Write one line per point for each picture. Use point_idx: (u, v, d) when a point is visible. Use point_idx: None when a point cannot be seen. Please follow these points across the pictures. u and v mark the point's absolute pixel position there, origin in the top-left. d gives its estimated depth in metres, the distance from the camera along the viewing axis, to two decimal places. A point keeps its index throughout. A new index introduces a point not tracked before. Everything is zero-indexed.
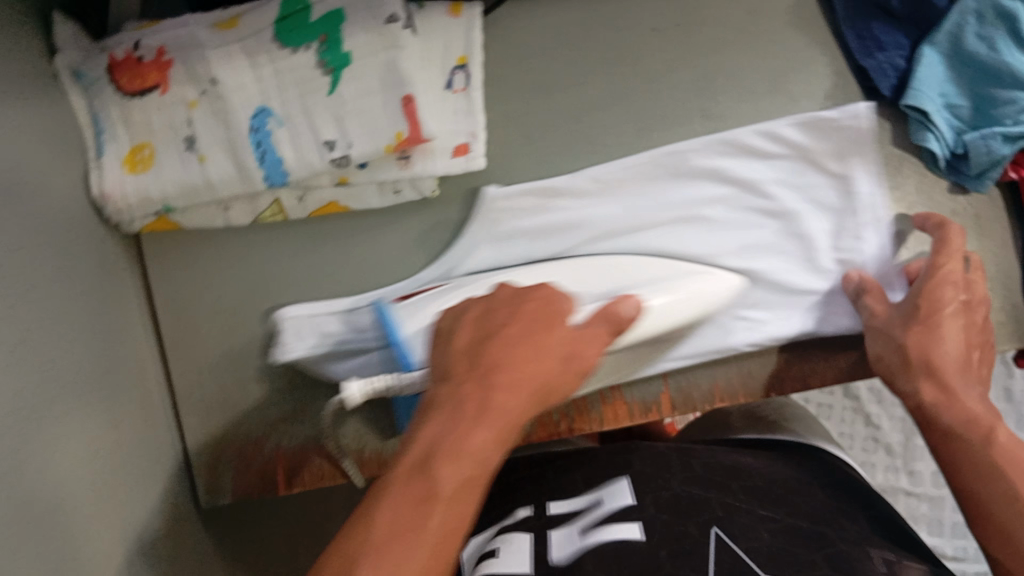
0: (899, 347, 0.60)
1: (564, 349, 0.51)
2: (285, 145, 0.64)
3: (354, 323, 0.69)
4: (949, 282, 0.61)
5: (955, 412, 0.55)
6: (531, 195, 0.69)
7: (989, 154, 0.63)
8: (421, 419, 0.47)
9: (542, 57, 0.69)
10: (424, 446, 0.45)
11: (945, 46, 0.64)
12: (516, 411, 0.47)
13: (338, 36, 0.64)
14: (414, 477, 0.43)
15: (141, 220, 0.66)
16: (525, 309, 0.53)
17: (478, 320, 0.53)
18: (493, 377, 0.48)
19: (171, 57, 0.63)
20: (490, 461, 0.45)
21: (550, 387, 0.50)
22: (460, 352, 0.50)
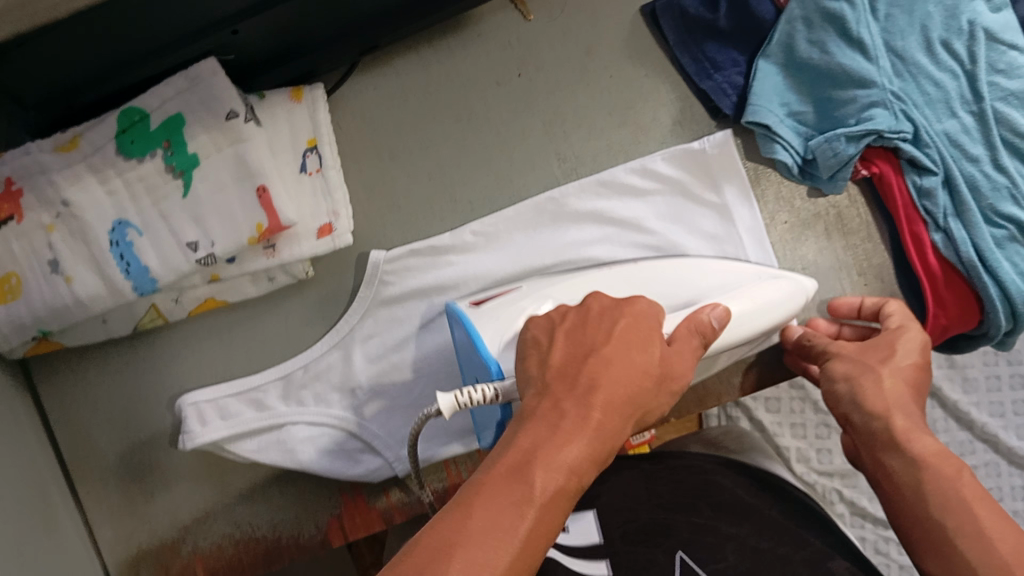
0: (871, 374, 0.52)
1: (660, 364, 0.44)
2: (149, 253, 0.61)
3: (265, 405, 0.66)
4: (920, 341, 0.54)
5: (923, 444, 0.47)
6: (418, 255, 0.66)
7: (836, 156, 0.61)
8: (515, 428, 0.40)
9: (389, 127, 0.67)
10: (519, 452, 0.38)
11: (779, 57, 0.64)
12: (615, 430, 0.41)
13: (181, 138, 0.61)
14: (508, 482, 0.37)
15: (22, 346, 0.64)
16: (621, 325, 0.45)
17: (573, 332, 0.45)
18: (598, 391, 0.41)
19: (21, 185, 0.59)
20: (585, 477, 0.39)
21: (638, 405, 0.42)
22: (552, 364, 0.43)
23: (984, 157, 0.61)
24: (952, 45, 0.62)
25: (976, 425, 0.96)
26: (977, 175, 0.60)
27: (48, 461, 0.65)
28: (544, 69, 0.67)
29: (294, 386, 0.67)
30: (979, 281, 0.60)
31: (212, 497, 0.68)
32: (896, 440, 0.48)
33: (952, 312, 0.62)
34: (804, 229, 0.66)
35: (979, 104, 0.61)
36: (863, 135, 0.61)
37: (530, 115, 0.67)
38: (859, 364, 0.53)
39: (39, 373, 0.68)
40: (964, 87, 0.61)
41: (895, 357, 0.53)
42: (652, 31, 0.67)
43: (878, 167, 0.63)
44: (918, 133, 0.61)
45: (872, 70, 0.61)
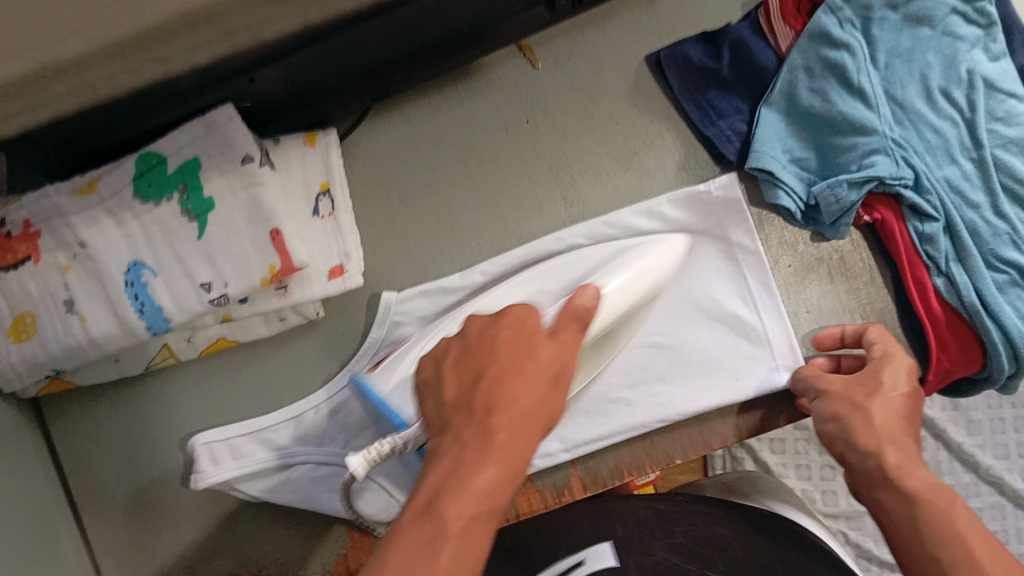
0: (860, 409, 0.54)
1: (548, 368, 0.47)
2: (163, 293, 0.62)
3: (278, 444, 0.67)
4: (903, 367, 0.57)
5: (917, 478, 0.48)
6: (429, 296, 0.67)
7: (839, 203, 0.62)
8: (427, 466, 0.43)
9: (399, 170, 0.68)
10: (427, 494, 0.41)
11: (781, 105, 0.65)
12: (520, 447, 0.43)
13: (198, 182, 0.62)
14: (420, 522, 0.39)
15: (35, 385, 0.65)
16: (504, 335, 0.48)
17: (456, 364, 0.49)
18: (494, 414, 0.44)
19: (38, 228, 0.60)
20: (498, 499, 0.41)
21: (539, 412, 0.45)
22: (448, 401, 0.47)
23: (984, 203, 0.62)
24: (952, 94, 0.63)
25: (981, 467, 0.96)
26: (978, 222, 0.62)
27: (57, 500, 0.66)
28: (550, 114, 0.68)
29: (306, 426, 0.68)
30: (982, 325, 0.61)
31: (220, 536, 0.68)
32: (891, 473, 0.49)
33: (954, 354, 0.63)
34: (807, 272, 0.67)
35: (979, 151, 0.62)
36: (864, 181, 0.62)
37: (537, 160, 0.68)
38: (851, 400, 0.55)
39: (51, 410, 0.68)
40: (964, 135, 0.63)
41: (883, 389, 0.55)
42: (656, 78, 0.68)
43: (880, 213, 0.64)
44: (919, 180, 0.62)
45: (873, 118, 0.62)
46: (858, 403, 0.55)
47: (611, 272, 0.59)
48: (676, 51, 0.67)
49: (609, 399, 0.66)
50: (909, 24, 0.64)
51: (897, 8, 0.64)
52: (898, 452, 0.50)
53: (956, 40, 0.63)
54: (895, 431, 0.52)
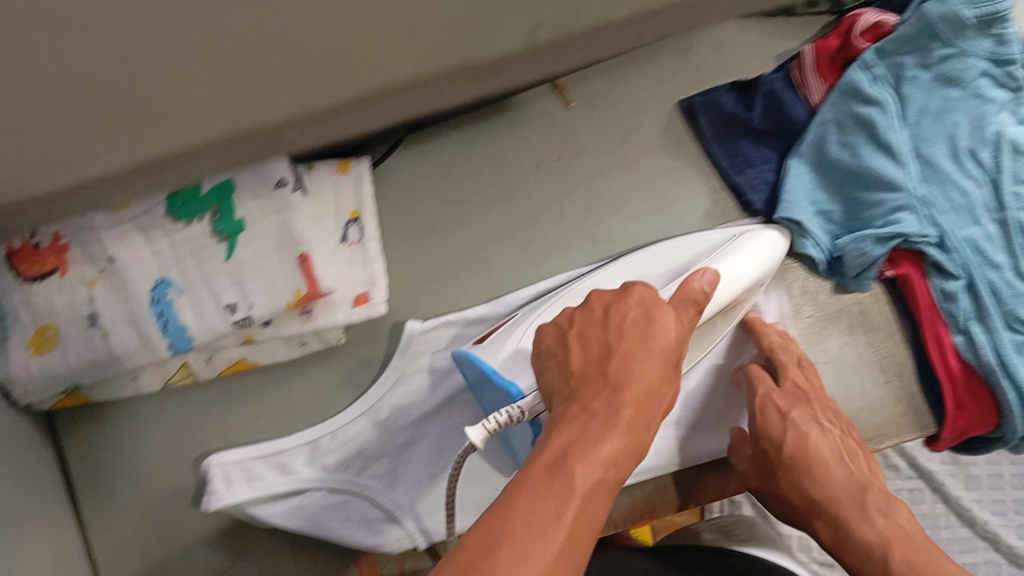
0: (784, 488, 0.60)
1: (668, 349, 0.48)
2: (187, 312, 0.62)
3: (290, 468, 0.67)
4: (773, 404, 0.61)
5: (865, 531, 0.55)
6: (452, 325, 0.67)
7: (863, 256, 0.63)
8: (552, 429, 0.44)
9: (428, 201, 0.69)
10: (556, 451, 0.41)
11: (810, 156, 0.66)
12: (644, 421, 0.44)
13: (230, 204, 0.62)
14: (551, 474, 0.39)
15: (50, 398, 0.64)
16: (630, 318, 0.48)
17: (585, 336, 0.49)
18: (624, 388, 0.44)
19: (68, 240, 0.59)
20: (623, 467, 0.41)
21: (657, 396, 0.45)
22: (575, 371, 0.47)
23: (1006, 264, 0.63)
24: (979, 154, 0.64)
25: (978, 523, 0.96)
26: (1000, 282, 0.62)
27: (66, 514, 0.65)
28: (583, 153, 0.69)
29: (320, 452, 0.67)
30: (998, 385, 0.62)
31: (228, 559, 0.68)
32: (835, 544, 0.57)
33: (971, 413, 0.64)
34: (829, 323, 0.67)
35: (1003, 214, 0.63)
36: (889, 237, 0.62)
37: (567, 198, 0.68)
38: (763, 482, 0.61)
39: (64, 422, 0.67)
40: (989, 197, 0.64)
41: (781, 441, 0.60)
42: (688, 124, 0.70)
43: (902, 268, 0.65)
44: (943, 239, 0.63)
45: (900, 175, 0.63)
46: (772, 484, 0.60)
47: (723, 255, 0.58)
48: (709, 99, 0.69)
49: None
50: (941, 85, 0.65)
51: (929, 68, 0.65)
52: (829, 520, 0.57)
53: (985, 103, 0.64)
54: (817, 492, 0.58)
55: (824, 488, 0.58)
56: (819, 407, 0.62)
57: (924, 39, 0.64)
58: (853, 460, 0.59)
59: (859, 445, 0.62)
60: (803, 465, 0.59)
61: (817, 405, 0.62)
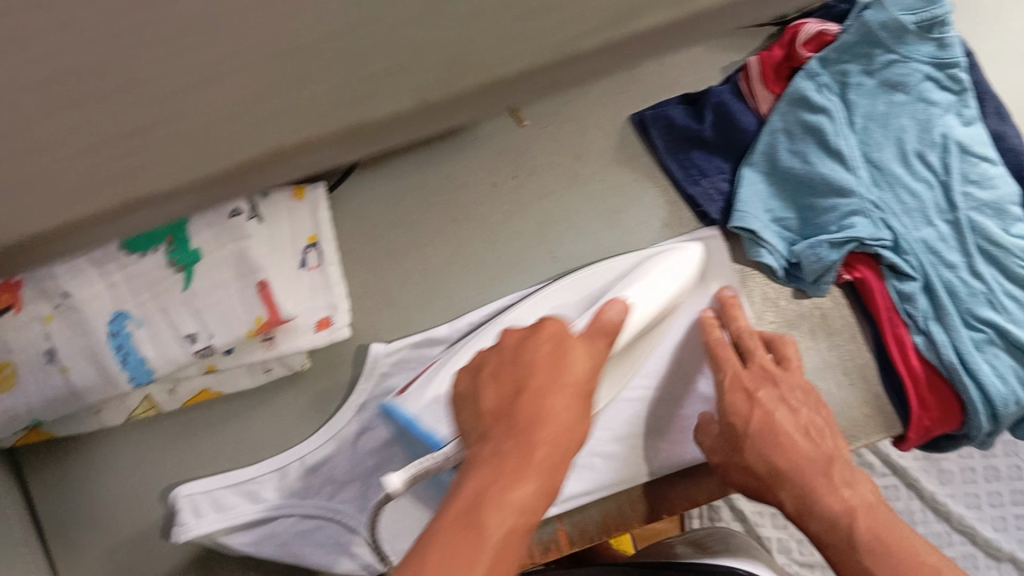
0: (743, 465, 0.59)
1: (580, 380, 0.48)
2: (146, 344, 0.62)
3: (261, 497, 0.67)
4: (740, 386, 0.61)
5: (825, 503, 0.56)
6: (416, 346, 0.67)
7: (820, 261, 0.63)
8: (463, 474, 0.44)
9: (385, 224, 0.68)
10: (469, 497, 0.42)
11: (762, 165, 0.67)
12: (558, 459, 0.45)
13: (185, 234, 0.62)
14: (464, 527, 0.40)
15: (12, 436, 0.63)
16: (543, 352, 0.49)
17: (498, 374, 0.50)
18: (536, 427, 0.45)
19: (20, 278, 0.59)
20: (536, 510, 0.43)
21: (572, 429, 0.46)
22: (488, 412, 0.48)
23: (961, 263, 0.64)
24: (927, 157, 0.65)
25: (953, 517, 0.96)
26: (955, 282, 0.63)
27: (31, 554, 0.64)
28: (536, 172, 0.69)
29: (288, 479, 0.67)
30: (961, 383, 0.62)
31: None
32: (799, 514, 0.57)
33: (934, 413, 0.64)
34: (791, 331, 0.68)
35: (954, 214, 0.64)
36: (844, 242, 0.63)
37: (524, 215, 0.69)
38: (727, 456, 0.60)
39: (28, 462, 0.67)
40: (939, 197, 0.65)
41: (748, 416, 0.60)
42: (641, 140, 0.70)
43: (860, 271, 0.66)
44: (897, 242, 0.64)
45: (851, 180, 0.64)
46: (733, 458, 0.60)
47: (633, 282, 0.60)
48: (660, 112, 0.69)
49: (592, 454, 0.65)
50: (885, 90, 0.66)
51: (872, 75, 0.66)
52: (795, 492, 0.57)
53: (930, 106, 0.66)
54: (784, 464, 0.58)
55: (792, 459, 0.58)
56: (785, 387, 0.61)
57: (867, 46, 0.65)
58: (819, 433, 0.60)
59: (828, 418, 0.62)
60: (771, 441, 0.59)
61: (783, 383, 0.62)
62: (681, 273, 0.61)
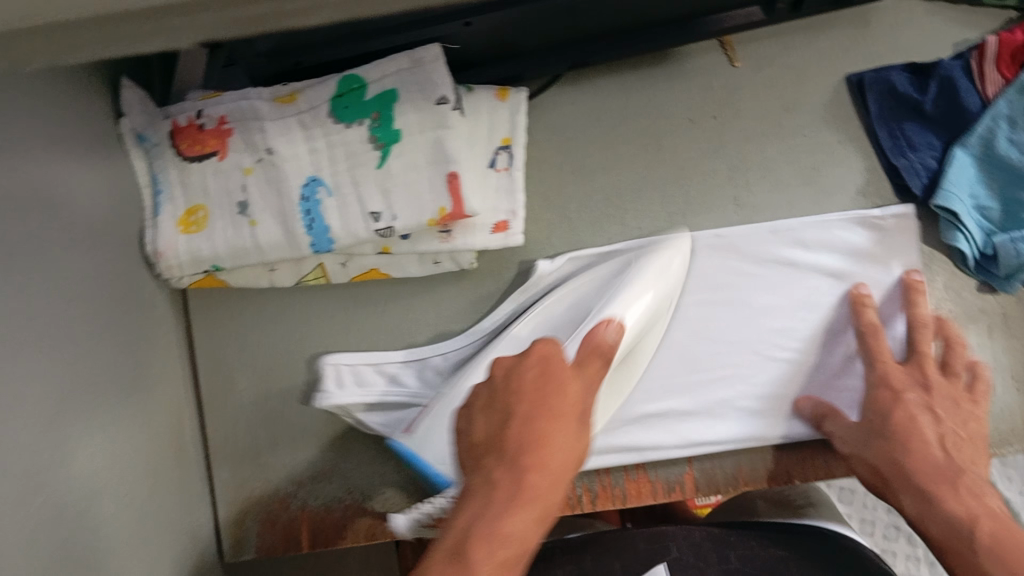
0: (868, 463, 0.58)
1: (576, 408, 0.47)
2: (333, 215, 0.63)
3: (399, 381, 0.68)
4: (886, 385, 0.60)
5: (937, 520, 0.52)
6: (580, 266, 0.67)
7: (1018, 257, 0.62)
8: (455, 508, 0.44)
9: (576, 141, 0.69)
10: (458, 533, 0.42)
11: (976, 149, 0.64)
12: (552, 488, 0.44)
13: (391, 113, 0.63)
14: (450, 563, 0.40)
15: (190, 276, 0.66)
16: (526, 372, 0.47)
17: (493, 395, 0.48)
18: (525, 456, 0.44)
19: (231, 126, 0.63)
20: (529, 544, 0.42)
21: (574, 449, 0.45)
22: (478, 441, 0.46)
23: None
24: None
25: None
26: None
27: (186, 397, 0.68)
28: (739, 114, 0.68)
29: (430, 372, 0.68)
30: None
31: (331, 460, 0.69)
32: (918, 519, 0.54)
33: None
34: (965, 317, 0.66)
35: None
36: None
37: (717, 157, 0.68)
38: (859, 447, 0.59)
39: (198, 307, 0.70)
40: None
41: (895, 406, 0.59)
42: (854, 101, 0.68)
43: None
44: None
45: None
46: (869, 450, 0.59)
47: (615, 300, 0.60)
48: (881, 77, 0.67)
49: (730, 406, 0.64)
50: None
51: None
52: (916, 495, 0.54)
53: None
54: (911, 464, 0.56)
55: (920, 461, 0.56)
56: (936, 394, 0.59)
57: None
58: (958, 447, 0.57)
59: (974, 436, 0.59)
60: (904, 439, 0.57)
61: (934, 390, 0.60)
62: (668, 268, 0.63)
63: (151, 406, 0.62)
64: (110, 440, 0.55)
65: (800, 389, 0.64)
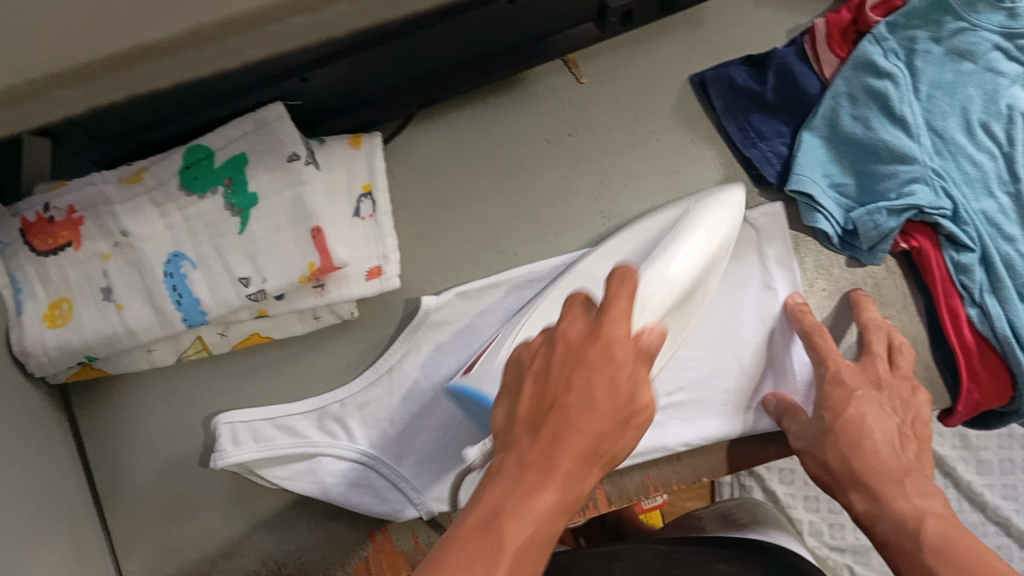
0: (824, 465, 0.59)
1: (623, 393, 0.39)
2: (201, 286, 0.62)
3: (298, 432, 0.67)
4: (840, 382, 0.62)
5: (886, 516, 0.52)
6: (461, 299, 0.67)
7: (877, 229, 0.63)
8: (484, 482, 0.38)
9: (438, 178, 0.69)
10: (488, 506, 0.36)
11: (822, 129, 0.67)
12: (586, 470, 0.38)
13: (244, 177, 0.62)
14: (477, 533, 0.35)
15: (65, 371, 0.64)
16: (591, 349, 0.40)
17: (540, 370, 0.41)
18: (567, 433, 0.38)
19: (81, 215, 0.61)
20: (557, 526, 0.37)
21: (605, 450, 0.39)
22: (523, 411, 0.40)
23: (1019, 237, 0.64)
24: (991, 127, 0.65)
25: (990, 507, 0.94)
26: (1013, 255, 0.63)
27: (81, 494, 0.65)
28: (592, 129, 0.70)
29: (330, 418, 0.67)
30: (1014, 358, 0.63)
31: (240, 532, 0.68)
32: (865, 518, 0.54)
33: (986, 386, 0.65)
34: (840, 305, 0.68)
35: (1017, 185, 0.64)
36: (904, 210, 0.63)
37: (579, 174, 0.69)
38: (811, 446, 0.60)
39: (80, 400, 0.68)
40: (1001, 168, 0.65)
41: (841, 410, 0.60)
42: (700, 99, 0.71)
43: (917, 240, 0.65)
44: (957, 211, 0.64)
45: (913, 147, 0.64)
46: (821, 449, 0.59)
47: (682, 236, 0.61)
48: (721, 73, 0.70)
49: None
50: (953, 58, 0.66)
51: (941, 42, 0.66)
52: (865, 493, 0.55)
53: (998, 76, 0.66)
54: (860, 464, 0.56)
55: (874, 457, 0.56)
56: (887, 392, 0.62)
57: (936, 13, 0.67)
58: (903, 446, 0.58)
59: (920, 436, 0.61)
60: (851, 439, 0.58)
61: (886, 390, 0.62)
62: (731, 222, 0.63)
63: (49, 509, 0.60)
64: (5, 548, 0.52)
65: (694, 391, 0.66)
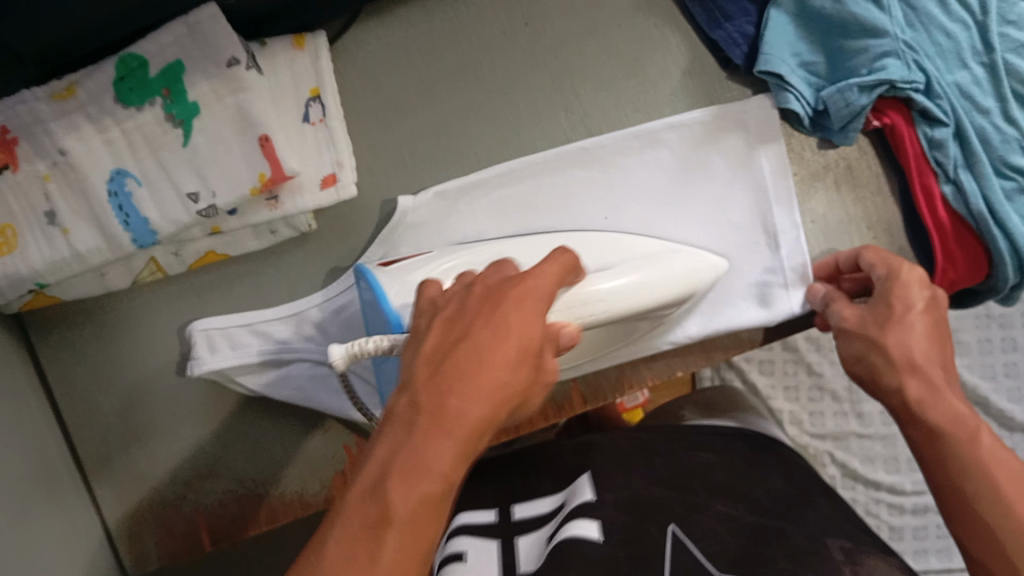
0: (875, 346, 0.50)
1: (526, 348, 0.38)
2: (148, 205, 0.59)
3: (275, 338, 0.66)
4: (912, 282, 0.52)
5: (943, 410, 0.46)
6: (438, 200, 0.66)
7: (848, 106, 0.62)
8: (376, 433, 0.37)
9: (391, 78, 0.66)
10: (377, 466, 0.35)
11: (790, 6, 0.64)
12: (487, 419, 0.36)
13: (181, 87, 0.59)
14: (366, 502, 0.34)
15: (18, 300, 0.61)
16: (509, 302, 0.40)
17: (449, 320, 0.40)
18: (465, 380, 0.36)
19: (15, 135, 0.57)
20: (453, 477, 0.35)
21: (510, 392, 0.37)
22: (425, 352, 0.39)
23: (994, 109, 0.62)
24: None
25: (968, 388, 0.95)
26: (988, 128, 0.61)
27: (48, 425, 0.64)
28: (550, 19, 0.67)
29: (307, 323, 0.66)
30: (989, 234, 0.61)
31: (214, 453, 0.67)
32: (910, 416, 0.48)
33: (961, 267, 0.64)
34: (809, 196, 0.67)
35: (990, 56, 0.62)
36: (875, 85, 0.61)
37: (539, 69, 0.67)
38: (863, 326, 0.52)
39: (36, 331, 0.65)
40: (975, 38, 0.62)
41: (903, 304, 0.51)
42: None
43: (890, 117, 0.64)
44: (931, 85, 0.61)
45: (884, 20, 0.61)
46: (878, 333, 0.51)
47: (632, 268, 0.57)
48: None
49: None
50: None
51: None
52: (925, 383, 0.48)
53: None
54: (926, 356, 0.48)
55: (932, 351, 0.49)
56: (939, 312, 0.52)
57: None
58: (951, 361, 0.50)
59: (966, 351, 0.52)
60: (916, 326, 0.50)
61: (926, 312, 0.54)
62: (694, 279, 0.60)
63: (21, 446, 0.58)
64: None
65: None
